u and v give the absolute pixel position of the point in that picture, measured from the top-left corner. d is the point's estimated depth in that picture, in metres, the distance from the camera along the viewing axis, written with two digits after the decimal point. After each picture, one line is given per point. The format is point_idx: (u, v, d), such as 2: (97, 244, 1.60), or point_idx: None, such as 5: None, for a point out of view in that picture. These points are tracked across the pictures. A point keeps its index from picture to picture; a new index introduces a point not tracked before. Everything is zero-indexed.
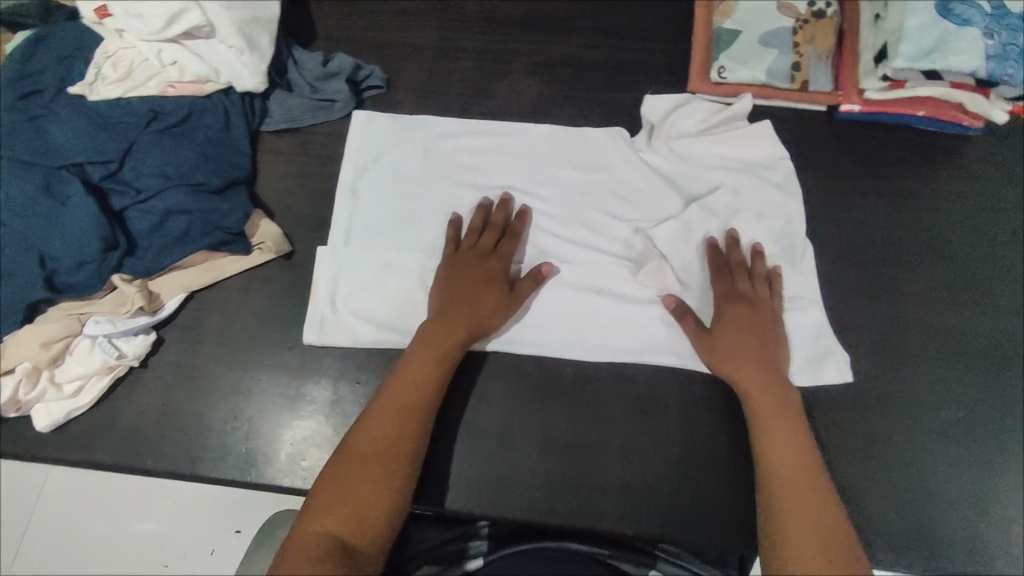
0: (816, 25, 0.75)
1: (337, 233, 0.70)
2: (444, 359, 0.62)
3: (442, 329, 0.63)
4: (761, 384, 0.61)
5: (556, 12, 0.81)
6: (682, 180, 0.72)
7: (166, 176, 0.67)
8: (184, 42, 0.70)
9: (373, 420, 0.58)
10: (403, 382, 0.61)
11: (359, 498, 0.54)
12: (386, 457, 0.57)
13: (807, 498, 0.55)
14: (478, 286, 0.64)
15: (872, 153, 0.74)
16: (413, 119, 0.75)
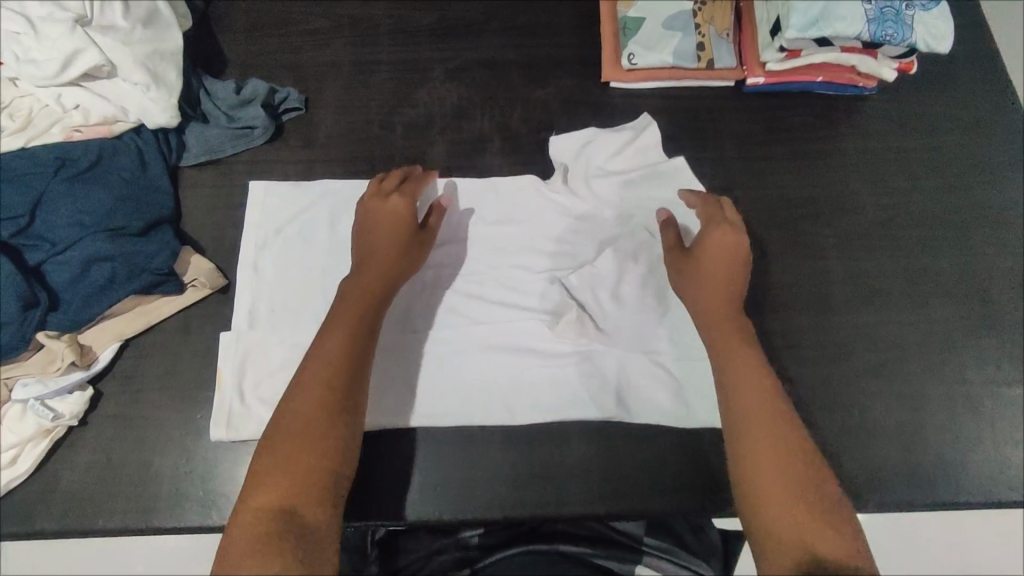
0: (713, 7, 0.78)
1: (241, 316, 0.67)
2: (367, 313, 0.61)
3: (363, 288, 0.63)
4: (720, 316, 0.63)
5: (467, 18, 0.83)
6: (596, 221, 0.73)
7: (83, 224, 0.65)
8: (85, 84, 0.68)
9: (303, 377, 0.57)
10: (329, 334, 0.59)
11: (305, 476, 0.53)
12: (326, 415, 0.55)
13: (764, 423, 0.57)
14: (396, 245, 0.65)
15: (780, 120, 0.78)
16: (314, 184, 0.72)
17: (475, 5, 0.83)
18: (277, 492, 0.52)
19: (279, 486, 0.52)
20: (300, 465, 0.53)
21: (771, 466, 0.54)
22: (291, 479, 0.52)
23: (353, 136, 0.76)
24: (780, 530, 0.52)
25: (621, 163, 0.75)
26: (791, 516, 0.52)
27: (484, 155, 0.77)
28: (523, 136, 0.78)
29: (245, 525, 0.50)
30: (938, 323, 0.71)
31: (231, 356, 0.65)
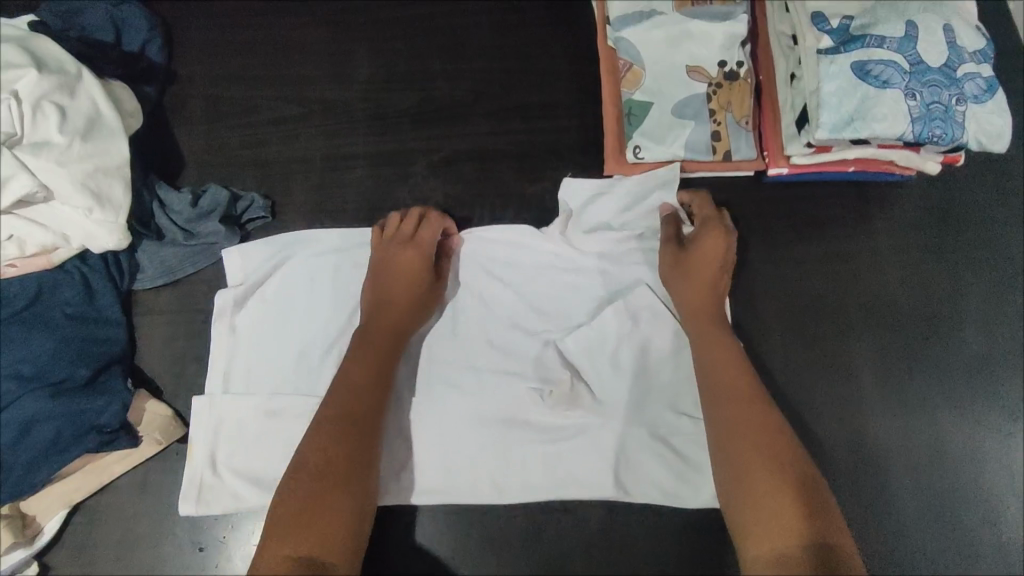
0: (730, 88, 0.68)
1: (215, 378, 0.62)
2: (384, 362, 0.59)
3: (377, 330, 0.60)
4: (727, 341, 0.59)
5: (452, 99, 0.74)
6: (598, 274, 0.66)
7: (22, 377, 0.58)
8: (19, 211, 0.59)
9: (320, 426, 0.54)
10: (349, 384, 0.57)
11: (324, 530, 0.49)
12: (347, 470, 0.52)
13: (749, 415, 0.54)
14: (417, 289, 0.62)
15: (804, 215, 0.70)
16: (293, 233, 0.66)
17: (461, 83, 0.74)
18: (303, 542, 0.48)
19: (302, 536, 0.49)
20: (321, 511, 0.50)
21: (750, 455, 0.52)
22: (316, 526, 0.49)
23: None
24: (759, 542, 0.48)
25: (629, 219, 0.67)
26: (778, 508, 0.49)
27: None
28: None
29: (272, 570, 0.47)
30: (977, 448, 0.65)
31: (202, 423, 0.60)
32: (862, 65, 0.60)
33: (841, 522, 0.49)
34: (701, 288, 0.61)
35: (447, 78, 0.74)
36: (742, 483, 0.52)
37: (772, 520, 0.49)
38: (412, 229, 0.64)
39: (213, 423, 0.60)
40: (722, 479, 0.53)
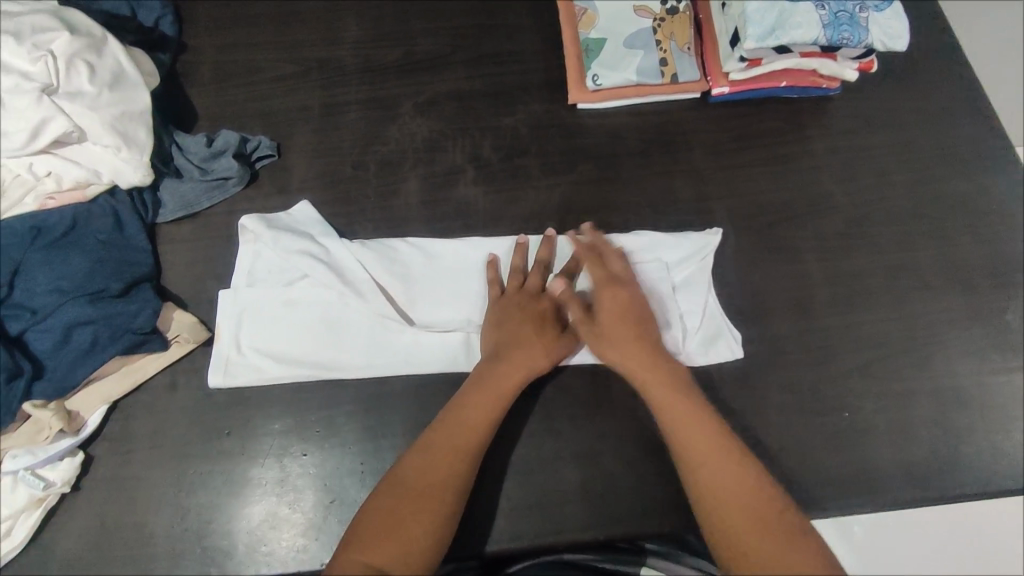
0: (672, 22, 0.79)
1: (240, 275, 0.71)
2: (493, 419, 0.60)
3: (506, 373, 0.62)
4: (680, 397, 0.60)
5: (432, 51, 0.83)
6: None
7: (62, 290, 0.65)
8: (55, 152, 0.68)
9: (427, 454, 0.57)
10: (461, 424, 0.59)
11: (411, 550, 0.52)
12: (432, 505, 0.55)
13: (694, 418, 0.58)
14: (547, 349, 0.64)
15: (745, 128, 0.79)
16: (301, 210, 0.73)
17: (440, 37, 0.84)
18: (382, 554, 0.52)
19: (389, 549, 0.52)
20: (408, 535, 0.53)
21: (737, 509, 0.53)
22: (402, 545, 0.52)
23: (327, 178, 0.76)
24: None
25: None
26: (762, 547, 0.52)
27: (459, 186, 0.76)
28: (494, 164, 0.77)
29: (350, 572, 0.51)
30: (922, 318, 0.70)
31: (227, 312, 0.69)
32: None
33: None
34: (631, 352, 0.62)
35: (426, 35, 0.84)
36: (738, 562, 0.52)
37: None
38: (549, 286, 0.68)
39: (237, 312, 0.69)
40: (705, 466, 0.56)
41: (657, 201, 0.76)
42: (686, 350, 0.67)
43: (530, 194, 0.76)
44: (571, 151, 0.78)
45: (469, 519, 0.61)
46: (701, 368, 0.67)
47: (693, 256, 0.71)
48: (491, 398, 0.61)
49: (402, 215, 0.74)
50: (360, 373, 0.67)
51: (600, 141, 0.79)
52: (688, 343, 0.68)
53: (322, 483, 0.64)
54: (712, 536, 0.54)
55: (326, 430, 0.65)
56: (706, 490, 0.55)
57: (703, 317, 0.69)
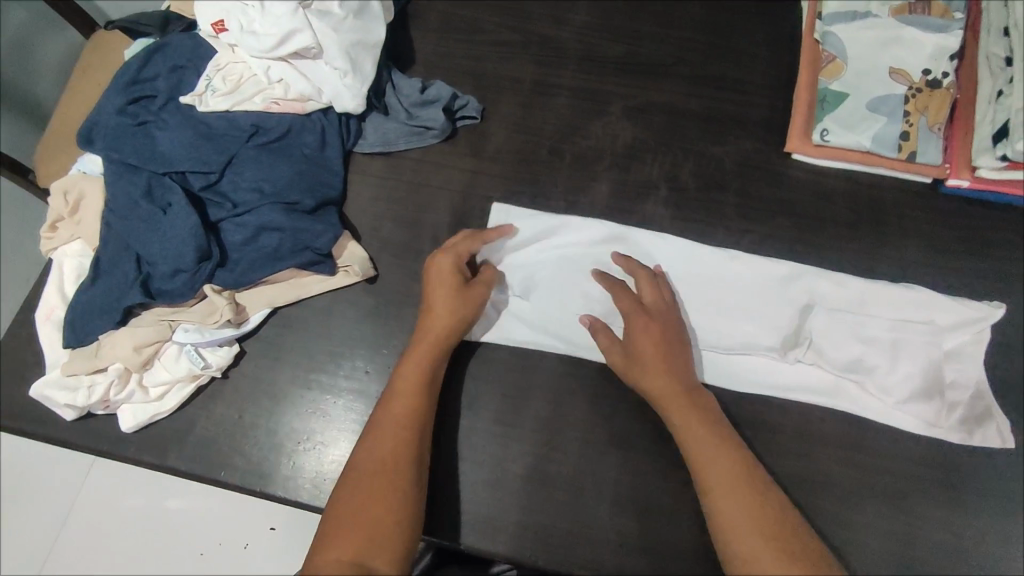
0: (930, 95, 0.72)
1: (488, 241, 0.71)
2: (423, 392, 0.60)
3: (423, 341, 0.62)
4: (699, 418, 0.58)
5: (656, 56, 0.80)
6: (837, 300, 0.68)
7: (262, 192, 0.68)
8: (292, 62, 0.71)
9: (376, 431, 0.58)
10: (397, 398, 0.59)
11: (376, 534, 0.52)
12: (392, 481, 0.55)
13: (707, 432, 0.57)
14: (454, 301, 0.63)
15: (975, 231, 0.71)
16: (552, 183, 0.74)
17: (668, 45, 0.81)
18: (352, 542, 0.51)
19: (358, 528, 0.52)
20: (373, 520, 0.52)
21: (745, 513, 0.53)
22: (366, 524, 0.52)
23: (521, 156, 0.76)
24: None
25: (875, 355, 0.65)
26: (756, 552, 0.51)
27: (648, 202, 0.73)
28: (690, 190, 0.74)
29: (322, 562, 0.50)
30: None
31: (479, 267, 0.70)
32: None
33: None
34: (659, 354, 0.61)
35: (653, 39, 0.81)
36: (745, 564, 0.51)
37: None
38: (458, 246, 0.66)
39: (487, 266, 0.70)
40: (723, 472, 0.55)
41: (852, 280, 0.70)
42: (949, 428, 0.63)
43: (719, 232, 0.72)
44: (774, 200, 0.73)
45: (572, 538, 0.60)
46: (855, 471, 0.62)
47: (910, 348, 0.65)
48: (416, 373, 0.60)
49: (584, 215, 0.73)
50: (505, 357, 0.66)
51: (807, 199, 0.73)
52: (949, 421, 0.63)
53: (441, 454, 0.63)
54: (724, 535, 0.53)
55: (456, 401, 0.65)
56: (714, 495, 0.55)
57: (968, 394, 0.64)
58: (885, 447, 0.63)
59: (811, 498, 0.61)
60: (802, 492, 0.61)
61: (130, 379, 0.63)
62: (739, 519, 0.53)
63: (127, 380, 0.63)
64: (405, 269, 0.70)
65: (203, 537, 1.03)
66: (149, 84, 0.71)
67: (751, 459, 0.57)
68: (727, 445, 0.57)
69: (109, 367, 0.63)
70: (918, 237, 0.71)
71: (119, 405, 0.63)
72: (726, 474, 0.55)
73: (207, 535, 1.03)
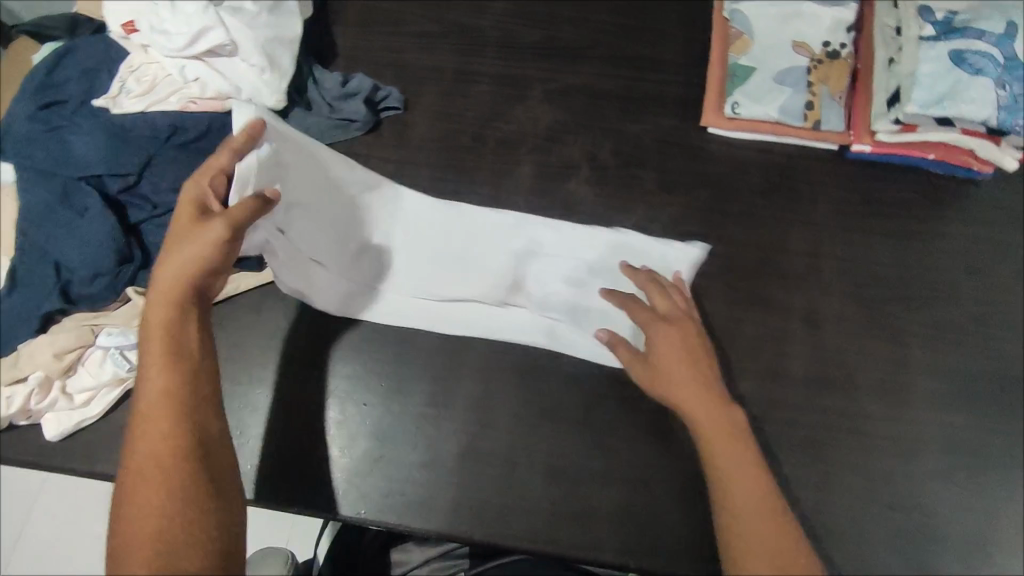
0: (830, 66, 0.75)
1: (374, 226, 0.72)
2: (179, 359, 0.53)
3: (154, 308, 0.55)
4: (721, 423, 0.57)
5: (573, 40, 0.82)
6: (750, 267, 0.72)
7: None
8: (208, 60, 0.71)
9: (139, 423, 0.52)
10: (148, 376, 0.53)
11: (160, 531, 0.49)
12: (160, 473, 0.50)
13: (728, 440, 0.57)
14: (179, 252, 0.54)
15: (878, 193, 0.75)
16: (478, 168, 0.76)
17: (584, 29, 0.83)
18: (153, 508, 0.49)
19: (147, 530, 0.49)
20: (153, 520, 0.49)
21: (761, 522, 0.53)
22: (158, 526, 0.49)
23: (445, 143, 0.77)
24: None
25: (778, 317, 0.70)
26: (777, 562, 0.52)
27: (571, 182, 0.75)
28: (610, 167, 0.76)
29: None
30: None
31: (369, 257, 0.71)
32: (959, 53, 0.67)
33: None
34: (687, 363, 0.60)
35: (571, 23, 0.83)
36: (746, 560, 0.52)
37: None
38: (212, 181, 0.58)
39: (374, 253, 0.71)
40: (740, 482, 0.55)
41: (767, 245, 0.73)
42: (854, 379, 0.67)
43: (639, 207, 0.74)
44: (691, 173, 0.76)
45: (506, 510, 0.62)
46: (774, 424, 0.65)
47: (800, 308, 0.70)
48: (159, 346, 0.53)
49: (509, 197, 0.74)
50: (435, 341, 0.68)
51: (723, 170, 0.76)
52: (854, 373, 0.67)
53: (376, 440, 0.64)
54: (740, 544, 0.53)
55: (390, 385, 0.66)
56: (731, 493, 0.55)
57: (869, 346, 0.68)
58: (802, 400, 0.66)
59: None
60: None
61: (52, 387, 0.62)
62: (757, 530, 0.53)
63: (48, 388, 0.62)
64: None
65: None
66: (60, 88, 0.70)
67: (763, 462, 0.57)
68: (746, 451, 0.56)
69: (28, 376, 0.61)
70: (825, 202, 0.75)
71: (41, 415, 0.62)
72: (750, 483, 0.55)
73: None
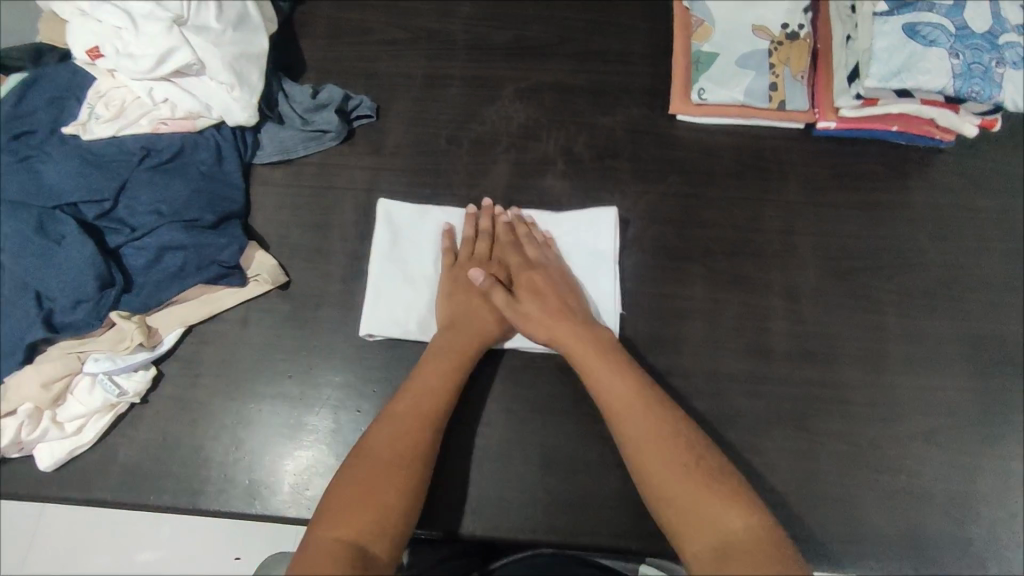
0: (790, 47, 0.77)
1: (382, 233, 0.71)
2: (455, 382, 0.61)
3: (463, 337, 0.64)
4: (587, 357, 0.60)
5: (540, 38, 0.83)
6: (728, 247, 0.73)
7: (160, 213, 0.68)
8: (176, 81, 0.71)
9: (394, 423, 0.57)
10: (425, 388, 0.60)
11: (380, 521, 0.51)
12: (402, 467, 0.54)
13: (615, 386, 0.58)
14: (502, 309, 0.66)
15: (846, 168, 0.77)
16: (454, 170, 0.76)
17: (550, 26, 0.84)
18: (354, 523, 0.50)
19: (356, 519, 0.50)
20: (379, 508, 0.51)
21: (662, 459, 0.53)
22: (371, 514, 0.51)
23: (420, 148, 0.77)
24: (694, 523, 0.50)
25: (760, 294, 0.71)
26: (679, 494, 0.51)
27: (547, 177, 0.76)
28: (585, 161, 0.77)
29: (318, 555, 0.48)
30: (1001, 395, 0.68)
31: (375, 269, 0.70)
32: (912, 26, 0.68)
33: (774, 526, 0.50)
34: (552, 314, 0.63)
35: (537, 22, 0.84)
36: (660, 507, 0.52)
37: (709, 530, 0.49)
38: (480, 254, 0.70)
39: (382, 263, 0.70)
40: (627, 427, 0.56)
41: (743, 226, 0.74)
42: (836, 349, 0.69)
43: (615, 198, 0.75)
44: (663, 161, 0.77)
45: (506, 504, 0.62)
46: (762, 400, 0.66)
47: (783, 282, 0.71)
48: (443, 375, 0.61)
49: (487, 197, 0.75)
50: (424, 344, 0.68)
51: (695, 156, 0.78)
52: (837, 344, 0.69)
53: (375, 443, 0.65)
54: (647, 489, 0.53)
55: (384, 393, 0.66)
56: (630, 441, 0.55)
57: (849, 316, 0.70)
58: (787, 374, 0.67)
59: (725, 431, 0.65)
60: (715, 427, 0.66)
61: (42, 416, 0.62)
62: (657, 469, 0.53)
63: (39, 418, 0.61)
64: (317, 272, 0.71)
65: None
66: (28, 118, 0.70)
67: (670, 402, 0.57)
68: (647, 395, 0.57)
69: (17, 408, 0.61)
70: (797, 180, 0.76)
71: (35, 445, 0.62)
72: (647, 423, 0.55)
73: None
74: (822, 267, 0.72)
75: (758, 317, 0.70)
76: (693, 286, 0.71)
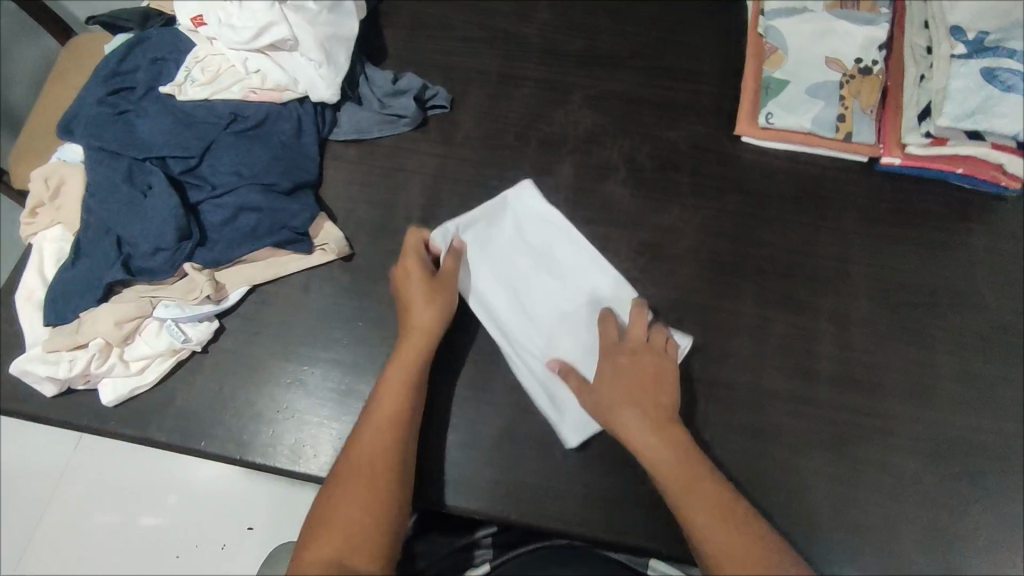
0: (862, 81, 0.78)
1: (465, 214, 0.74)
2: (386, 461, 0.58)
3: (390, 402, 0.61)
4: (671, 463, 0.59)
5: (613, 50, 0.86)
6: (782, 269, 0.74)
7: (240, 175, 0.71)
8: (269, 54, 0.75)
9: (331, 530, 0.57)
10: (357, 477, 0.58)
11: None
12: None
13: (694, 489, 0.58)
14: (409, 308, 0.66)
15: (907, 204, 0.77)
16: (519, 166, 0.79)
17: (624, 39, 0.86)
18: None
19: None
20: None
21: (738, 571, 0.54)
22: None
23: (488, 141, 0.80)
24: None
25: (811, 318, 0.71)
26: None
27: (609, 183, 0.78)
28: (647, 170, 0.79)
29: None
30: None
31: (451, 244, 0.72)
32: (992, 70, 0.69)
33: None
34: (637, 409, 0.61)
35: (611, 34, 0.87)
36: None
37: None
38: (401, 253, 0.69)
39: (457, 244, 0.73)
40: (708, 532, 0.56)
41: (799, 249, 0.75)
42: (884, 381, 0.69)
43: (673, 209, 0.77)
44: (724, 179, 0.79)
45: (542, 492, 0.63)
46: (805, 422, 0.66)
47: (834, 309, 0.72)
48: (371, 457, 0.59)
49: (549, 195, 0.77)
50: (476, 328, 0.70)
51: (756, 178, 0.79)
52: (884, 375, 0.69)
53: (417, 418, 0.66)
54: None
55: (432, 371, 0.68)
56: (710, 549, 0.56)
57: (899, 349, 0.70)
58: (832, 399, 0.68)
59: (766, 448, 0.65)
60: (756, 443, 0.66)
61: (111, 352, 0.65)
62: None
63: (108, 353, 0.65)
64: (379, 248, 0.74)
65: (131, 548, 1.02)
66: (129, 75, 0.74)
67: (742, 503, 0.58)
68: (723, 501, 0.57)
69: (89, 342, 0.65)
70: (858, 210, 0.77)
71: (100, 380, 0.65)
72: (726, 532, 0.56)
73: (142, 542, 1.03)
74: (876, 298, 0.72)
75: (806, 339, 0.70)
76: (745, 302, 0.72)
